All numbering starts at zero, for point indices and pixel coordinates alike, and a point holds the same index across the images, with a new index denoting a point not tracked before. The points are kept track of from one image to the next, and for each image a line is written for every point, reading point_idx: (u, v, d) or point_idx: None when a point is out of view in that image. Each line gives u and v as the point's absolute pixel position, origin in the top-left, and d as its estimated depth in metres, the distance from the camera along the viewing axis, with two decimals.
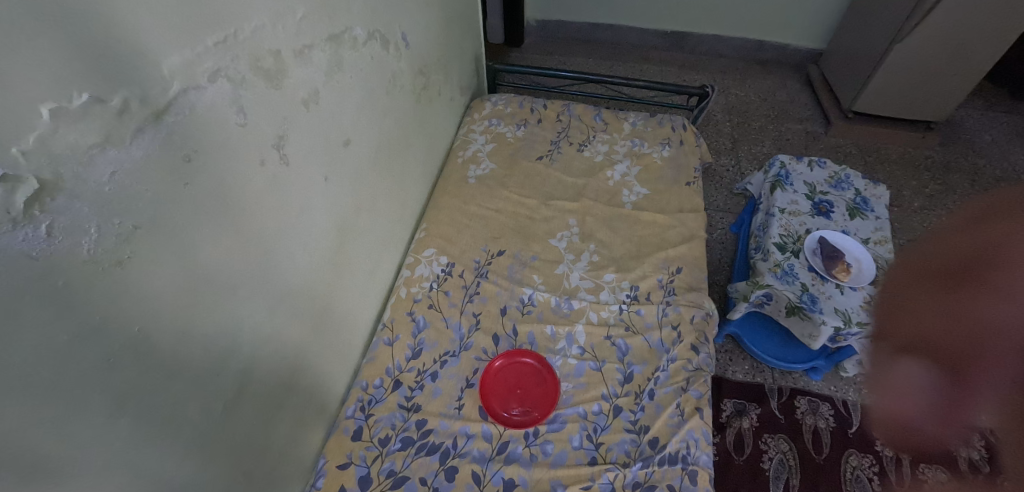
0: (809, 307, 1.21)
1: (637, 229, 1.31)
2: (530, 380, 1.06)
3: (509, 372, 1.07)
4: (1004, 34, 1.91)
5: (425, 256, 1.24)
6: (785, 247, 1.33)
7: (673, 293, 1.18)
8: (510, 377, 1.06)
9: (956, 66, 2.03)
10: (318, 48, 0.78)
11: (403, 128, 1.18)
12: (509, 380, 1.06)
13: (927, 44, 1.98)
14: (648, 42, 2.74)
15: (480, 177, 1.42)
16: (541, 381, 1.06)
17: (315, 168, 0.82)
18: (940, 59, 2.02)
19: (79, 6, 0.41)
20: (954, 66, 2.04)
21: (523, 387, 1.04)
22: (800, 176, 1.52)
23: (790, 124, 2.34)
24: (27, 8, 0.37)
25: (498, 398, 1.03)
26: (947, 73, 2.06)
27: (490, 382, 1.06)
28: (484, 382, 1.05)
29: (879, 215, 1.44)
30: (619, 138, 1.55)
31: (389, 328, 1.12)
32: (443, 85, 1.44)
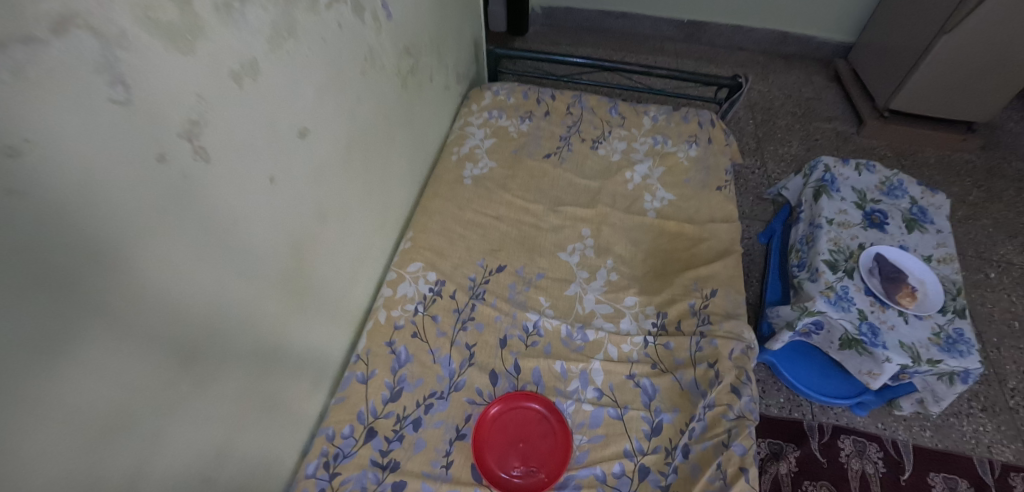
0: (870, 341, 1.00)
1: (662, 243, 1.11)
2: (535, 432, 0.86)
3: (511, 421, 0.87)
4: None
5: (409, 272, 1.03)
6: (836, 265, 1.12)
7: (708, 322, 0.98)
8: (511, 427, 0.86)
9: (1008, 62, 1.82)
10: (257, 3, 0.57)
11: (385, 118, 0.98)
12: (510, 430, 0.86)
13: (976, 37, 1.77)
14: (663, 32, 2.53)
15: (478, 177, 1.22)
16: (549, 433, 0.86)
17: (254, 165, 0.62)
18: (989, 55, 1.81)
19: None
20: (1006, 63, 1.82)
21: (528, 440, 0.85)
22: (846, 181, 1.31)
23: (818, 123, 2.13)
24: None
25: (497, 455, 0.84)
26: (998, 70, 1.85)
27: (486, 433, 0.86)
28: (479, 434, 0.85)
29: (940, 228, 1.24)
30: (638, 134, 1.34)
31: (364, 361, 0.92)
32: (436, 69, 1.23)
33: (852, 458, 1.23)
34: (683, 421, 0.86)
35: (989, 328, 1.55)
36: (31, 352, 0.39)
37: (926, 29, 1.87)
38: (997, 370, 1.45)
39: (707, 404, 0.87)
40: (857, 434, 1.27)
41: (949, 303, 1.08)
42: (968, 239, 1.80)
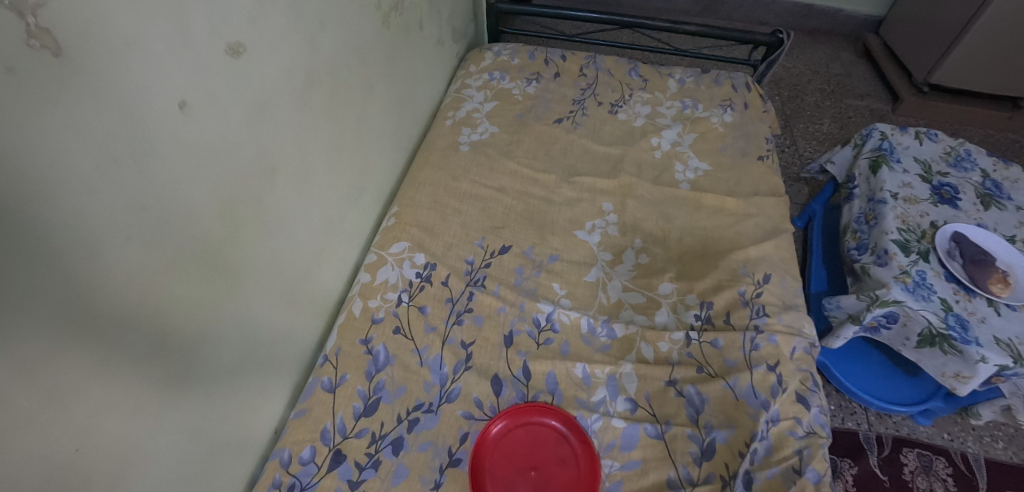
0: (960, 336, 0.81)
1: (700, 219, 0.91)
2: (551, 456, 0.67)
3: (519, 442, 0.68)
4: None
5: (392, 254, 0.84)
6: (908, 246, 0.93)
7: (764, 314, 0.78)
8: (520, 449, 0.68)
9: None
10: None
11: (361, 59, 0.79)
12: (519, 454, 0.68)
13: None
14: (676, 6, 2.34)
15: (476, 143, 1.03)
16: (569, 457, 0.67)
17: (145, 78, 0.42)
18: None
19: None
20: None
21: (541, 467, 0.68)
22: (906, 151, 1.12)
23: (850, 100, 1.94)
24: None
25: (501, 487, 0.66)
26: None
27: (488, 457, 0.67)
28: (479, 459, 0.66)
29: (1021, 205, 1.05)
30: (663, 97, 1.15)
31: (333, 364, 0.72)
32: (427, 16, 1.04)
33: (917, 475, 1.02)
34: (743, 440, 0.66)
35: None
36: None
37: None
38: None
39: (770, 418, 0.68)
40: (921, 447, 1.06)
41: None
42: None
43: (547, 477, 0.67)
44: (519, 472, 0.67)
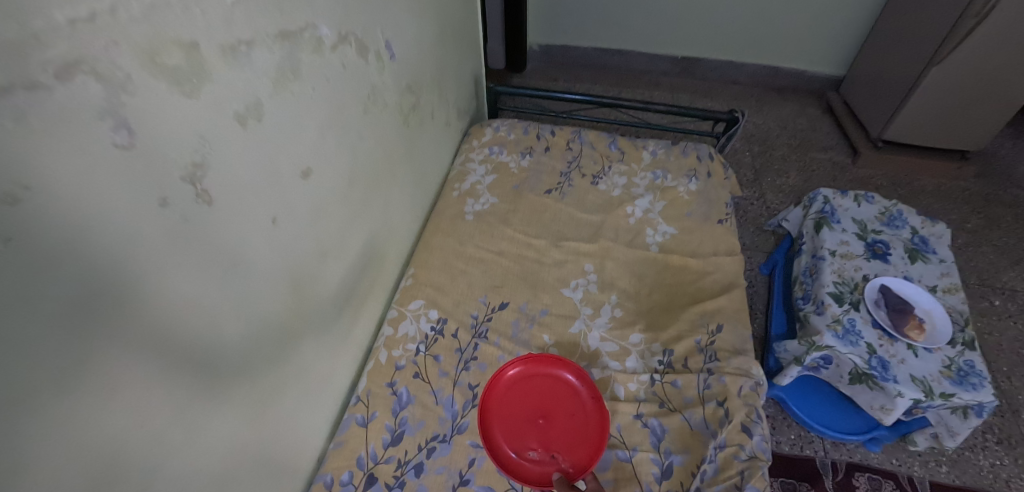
0: (880, 375, 0.98)
1: (666, 277, 1.10)
2: (561, 410, 0.90)
3: (537, 391, 0.92)
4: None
5: (411, 310, 1.02)
6: (841, 297, 1.10)
7: (715, 359, 0.95)
8: (535, 397, 0.91)
9: (994, 93, 1.87)
10: (264, 46, 0.58)
11: (387, 155, 0.99)
12: (535, 401, 0.91)
13: (963, 72, 1.83)
14: (657, 67, 2.60)
15: (479, 212, 1.22)
16: (578, 413, 0.90)
17: (255, 206, 0.62)
18: (978, 89, 1.87)
19: None
20: (992, 94, 1.87)
21: (549, 416, 0.90)
22: (846, 212, 1.31)
23: (814, 154, 2.15)
24: None
25: (514, 419, 0.89)
26: (986, 100, 1.89)
27: (507, 397, 0.91)
28: (489, 395, 0.90)
29: (943, 258, 1.22)
30: (637, 168, 1.36)
31: (364, 403, 0.89)
32: (437, 106, 1.25)
33: None
34: (695, 463, 0.83)
35: (999, 358, 1.49)
36: (11, 406, 0.37)
37: (914, 65, 1.92)
38: (1010, 401, 1.39)
39: (717, 444, 0.84)
40: (872, 471, 1.20)
41: (958, 334, 1.06)
42: (970, 267, 1.75)
43: (551, 424, 0.90)
44: (532, 417, 0.90)
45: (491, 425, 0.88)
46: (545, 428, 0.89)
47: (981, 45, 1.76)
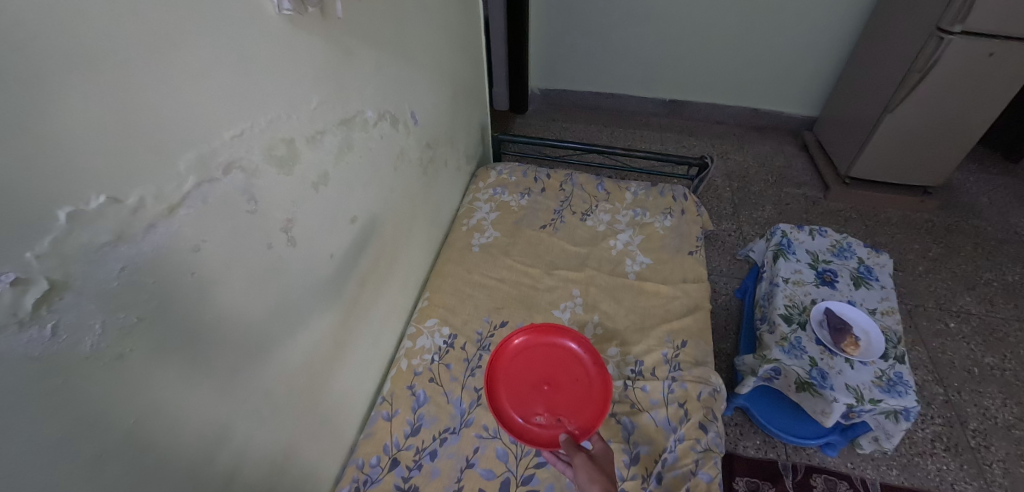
0: (819, 383, 1.16)
1: (641, 300, 1.30)
2: (563, 376, 1.11)
3: (543, 360, 1.14)
4: (999, 99, 1.87)
5: (427, 327, 1.23)
6: (791, 318, 1.30)
7: (678, 368, 1.15)
8: (540, 367, 1.13)
9: (950, 133, 1.99)
10: (330, 133, 0.82)
11: (409, 200, 1.22)
12: (539, 369, 1.12)
13: (921, 110, 1.95)
14: (647, 108, 2.85)
15: (484, 244, 1.44)
16: (578, 378, 1.11)
17: (320, 245, 0.84)
18: (938, 124, 1.98)
19: (95, 125, 0.44)
20: (948, 133, 2.00)
21: (552, 382, 1.11)
22: (801, 244, 1.51)
23: (789, 188, 2.35)
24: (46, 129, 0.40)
25: (523, 381, 1.10)
26: (942, 140, 2.02)
27: (516, 364, 1.13)
28: (498, 363, 1.12)
29: (884, 284, 1.40)
30: (620, 207, 1.58)
31: (389, 402, 1.10)
32: (450, 156, 1.49)
33: None
34: (658, 452, 1.02)
35: (951, 373, 1.59)
36: (183, 376, 0.60)
37: (876, 104, 2.06)
38: (958, 412, 1.49)
39: (677, 437, 1.04)
40: (828, 473, 1.34)
41: (891, 350, 1.23)
42: (929, 291, 1.86)
43: (554, 387, 1.10)
44: (538, 383, 1.11)
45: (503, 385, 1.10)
46: (549, 389, 1.10)
47: (935, 86, 1.87)
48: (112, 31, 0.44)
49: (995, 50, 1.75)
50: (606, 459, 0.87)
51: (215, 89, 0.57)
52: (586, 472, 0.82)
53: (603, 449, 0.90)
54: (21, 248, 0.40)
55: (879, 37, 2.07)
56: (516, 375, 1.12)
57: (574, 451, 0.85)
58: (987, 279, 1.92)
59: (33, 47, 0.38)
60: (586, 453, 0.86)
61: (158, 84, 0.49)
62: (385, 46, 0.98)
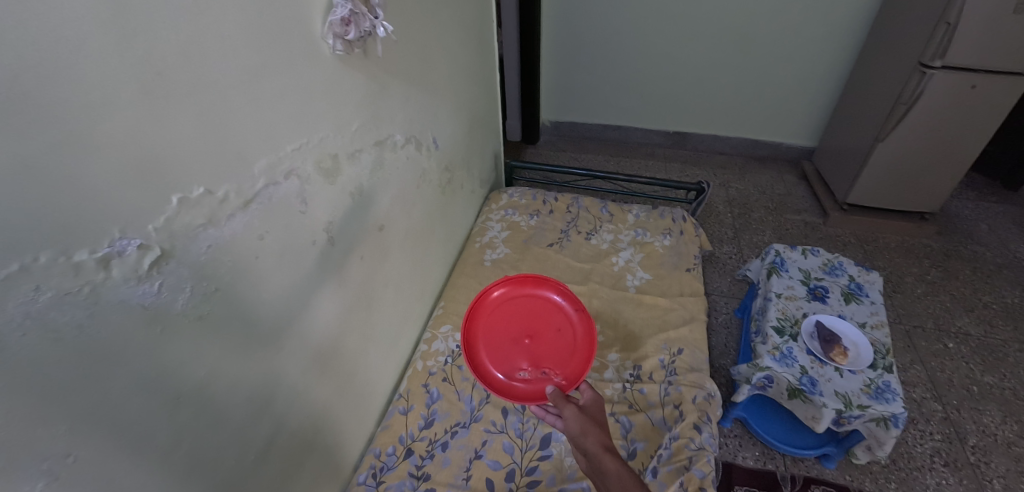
0: (809, 389, 1.23)
1: (641, 311, 1.40)
2: (542, 329, 1.23)
3: (521, 314, 1.26)
4: (986, 127, 1.96)
5: (442, 332, 1.34)
6: (783, 330, 1.38)
7: (674, 373, 1.23)
8: (520, 322, 1.25)
9: (942, 157, 2.08)
10: (366, 151, 0.98)
11: (429, 215, 1.36)
12: (518, 324, 1.24)
13: (912, 138, 2.04)
14: (653, 140, 3.01)
15: (496, 259, 1.57)
16: (558, 329, 1.23)
17: (354, 247, 0.97)
18: (930, 151, 2.07)
19: (203, 133, 0.58)
20: (939, 158, 2.09)
21: (532, 335, 1.23)
22: (794, 263, 1.60)
23: (789, 215, 2.45)
24: (172, 134, 0.54)
25: (505, 336, 1.23)
26: (934, 166, 2.11)
27: (495, 318, 1.25)
28: (478, 320, 1.24)
29: (874, 300, 1.48)
30: (623, 227, 1.70)
31: (405, 398, 1.19)
32: (466, 179, 1.64)
33: None
34: (653, 448, 1.09)
35: (949, 391, 1.63)
36: (242, 344, 0.72)
37: (869, 134, 2.17)
38: (957, 428, 1.52)
39: (672, 435, 1.11)
40: (827, 485, 1.37)
41: (880, 360, 1.29)
42: (927, 313, 1.91)
43: (534, 338, 1.22)
44: (519, 337, 1.22)
45: (478, 346, 1.22)
46: (529, 342, 1.22)
47: (923, 116, 1.97)
48: (222, 65, 0.59)
49: (977, 82, 1.85)
50: (595, 407, 0.96)
51: (284, 110, 0.72)
52: (576, 421, 0.91)
53: (591, 398, 0.99)
54: (146, 222, 0.54)
55: (869, 75, 2.22)
56: (493, 335, 1.23)
57: (564, 403, 0.93)
58: (986, 302, 1.97)
59: (171, 75, 0.53)
60: (575, 403, 0.95)
61: (247, 106, 0.64)
62: (414, 80, 1.15)
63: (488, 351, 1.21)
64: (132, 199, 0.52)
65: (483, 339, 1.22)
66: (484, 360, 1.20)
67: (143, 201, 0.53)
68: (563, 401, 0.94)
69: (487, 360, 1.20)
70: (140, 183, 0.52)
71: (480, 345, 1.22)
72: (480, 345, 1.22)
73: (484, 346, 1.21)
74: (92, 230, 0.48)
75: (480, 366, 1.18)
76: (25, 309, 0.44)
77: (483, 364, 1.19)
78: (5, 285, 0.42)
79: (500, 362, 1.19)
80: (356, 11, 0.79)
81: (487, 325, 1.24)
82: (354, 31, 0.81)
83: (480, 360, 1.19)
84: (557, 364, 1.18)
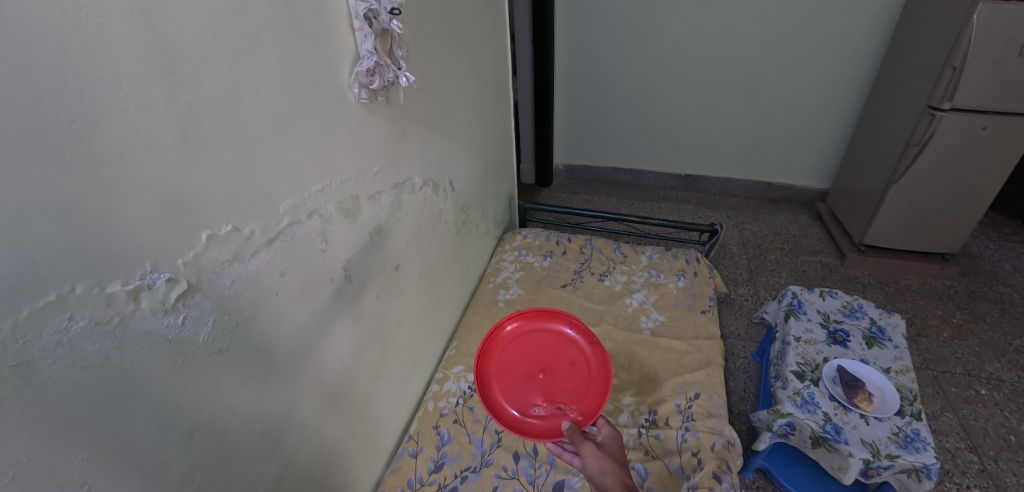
0: (833, 437, 1.18)
1: (656, 353, 1.37)
2: (556, 363, 1.22)
3: (535, 349, 1.25)
4: (1002, 169, 1.95)
5: (454, 373, 1.33)
6: (803, 375, 1.33)
7: (691, 418, 1.19)
8: (533, 356, 1.24)
9: (959, 198, 2.06)
10: (385, 194, 1.01)
11: (444, 255, 1.38)
12: (532, 359, 1.23)
13: (927, 179, 2.04)
14: (665, 183, 3.05)
15: (509, 300, 1.57)
16: (573, 363, 1.22)
17: (369, 284, 0.99)
18: (946, 192, 2.05)
19: (234, 175, 0.62)
20: (957, 200, 2.06)
21: (546, 369, 1.22)
22: (812, 305, 1.57)
23: (805, 257, 2.42)
24: (206, 174, 0.58)
25: (519, 371, 1.22)
26: (952, 207, 2.09)
27: (509, 353, 1.25)
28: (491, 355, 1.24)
29: (898, 344, 1.43)
30: (636, 269, 1.70)
31: (415, 440, 1.18)
32: (481, 220, 1.68)
33: None
34: None
35: (985, 441, 1.53)
36: (257, 378, 0.73)
37: (882, 176, 2.17)
38: (997, 482, 1.42)
39: (690, 485, 1.06)
40: None
41: (907, 407, 1.24)
42: (956, 358, 1.83)
43: (549, 373, 1.21)
44: (534, 372, 1.21)
45: (492, 382, 1.21)
46: (544, 377, 1.20)
47: (936, 158, 1.98)
48: (256, 113, 0.64)
49: (988, 124, 1.86)
50: (614, 444, 0.94)
51: (310, 154, 0.76)
52: (596, 460, 0.89)
53: (611, 435, 0.96)
54: (176, 255, 0.56)
55: (879, 119, 2.25)
56: (507, 371, 1.22)
57: (581, 440, 0.93)
58: (1018, 346, 1.88)
59: (209, 121, 0.57)
60: (592, 440, 0.94)
61: (276, 150, 0.69)
62: (432, 127, 1.20)
63: (502, 388, 1.19)
64: (164, 235, 0.55)
65: (497, 375, 1.22)
66: (498, 396, 1.18)
67: (174, 238, 0.56)
68: (579, 438, 0.94)
69: (501, 396, 1.18)
70: (174, 220, 0.55)
71: (494, 381, 1.21)
72: (494, 381, 1.21)
73: (498, 382, 1.20)
74: (126, 264, 0.51)
75: (494, 402, 1.17)
76: (58, 338, 0.46)
77: (496, 401, 1.18)
78: (42, 313, 0.44)
79: (515, 398, 1.17)
80: (380, 63, 0.83)
81: (500, 361, 1.24)
82: (378, 82, 0.85)
83: (493, 396, 1.17)
84: (572, 398, 1.16)
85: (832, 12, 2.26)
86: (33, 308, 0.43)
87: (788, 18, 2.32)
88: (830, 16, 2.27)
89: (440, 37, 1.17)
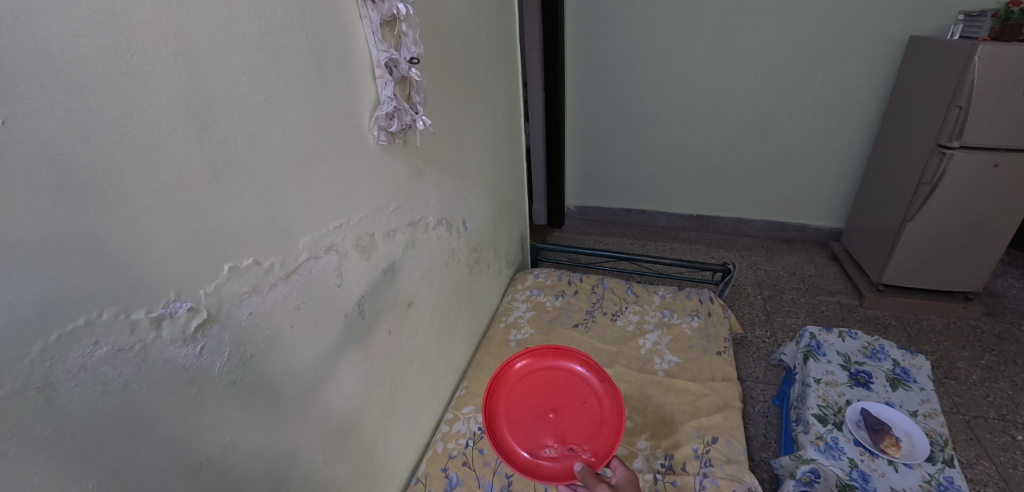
0: (861, 485, 1.11)
1: (670, 396, 1.34)
2: (566, 403, 1.19)
3: (545, 387, 1.23)
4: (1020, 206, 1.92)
5: (464, 413, 1.31)
6: (825, 418, 1.28)
7: (709, 464, 1.15)
8: (543, 395, 1.22)
9: (979, 237, 2.02)
10: (400, 232, 1.05)
11: (456, 293, 1.39)
12: (541, 398, 1.21)
13: (943, 218, 2.02)
14: (676, 223, 3.06)
15: (520, 340, 1.56)
16: (586, 402, 1.19)
17: (381, 319, 1.00)
18: (964, 231, 2.02)
19: (258, 212, 0.65)
20: (976, 238, 2.03)
21: (556, 409, 1.19)
22: (831, 346, 1.52)
23: (823, 297, 2.37)
24: (232, 208, 0.61)
25: (529, 411, 1.19)
26: (972, 246, 2.05)
27: (518, 392, 1.23)
28: (499, 394, 1.22)
29: (923, 386, 1.37)
30: (649, 309, 1.69)
31: (423, 482, 1.14)
32: (493, 259, 1.70)
33: None
34: None
35: None
36: (266, 412, 0.73)
37: (896, 216, 2.16)
38: None
39: None
40: None
41: (938, 453, 1.18)
42: (988, 401, 1.74)
43: (560, 413, 1.18)
44: (544, 412, 1.19)
45: (501, 423, 1.19)
46: (554, 418, 1.18)
47: (950, 197, 1.96)
48: (281, 153, 0.68)
49: (1000, 161, 1.85)
50: (630, 484, 0.92)
51: (329, 193, 0.80)
52: None
53: (625, 475, 0.94)
54: (198, 287, 0.59)
55: (889, 160, 2.26)
56: (516, 411, 1.20)
57: (595, 482, 0.92)
58: None
59: (238, 159, 0.61)
60: (606, 482, 0.92)
61: (297, 188, 0.72)
62: (447, 168, 1.25)
63: (511, 428, 1.17)
64: (189, 266, 0.57)
65: (506, 416, 1.19)
66: (508, 437, 1.16)
67: (197, 271, 0.58)
68: (593, 480, 0.92)
69: (511, 437, 1.16)
70: (200, 252, 0.58)
71: (503, 421, 1.19)
72: (503, 421, 1.19)
73: (507, 422, 1.18)
74: (150, 293, 0.53)
75: (504, 444, 1.15)
76: (82, 362, 0.47)
77: (506, 442, 1.15)
78: (69, 337, 0.46)
79: (525, 439, 1.15)
80: (399, 107, 0.90)
81: (509, 400, 1.22)
82: (396, 125, 0.91)
83: (503, 436, 1.15)
84: (584, 439, 1.13)
85: (834, 58, 2.34)
86: (62, 332, 0.45)
87: (791, 64, 2.41)
88: (831, 62, 2.35)
89: (456, 86, 1.24)
